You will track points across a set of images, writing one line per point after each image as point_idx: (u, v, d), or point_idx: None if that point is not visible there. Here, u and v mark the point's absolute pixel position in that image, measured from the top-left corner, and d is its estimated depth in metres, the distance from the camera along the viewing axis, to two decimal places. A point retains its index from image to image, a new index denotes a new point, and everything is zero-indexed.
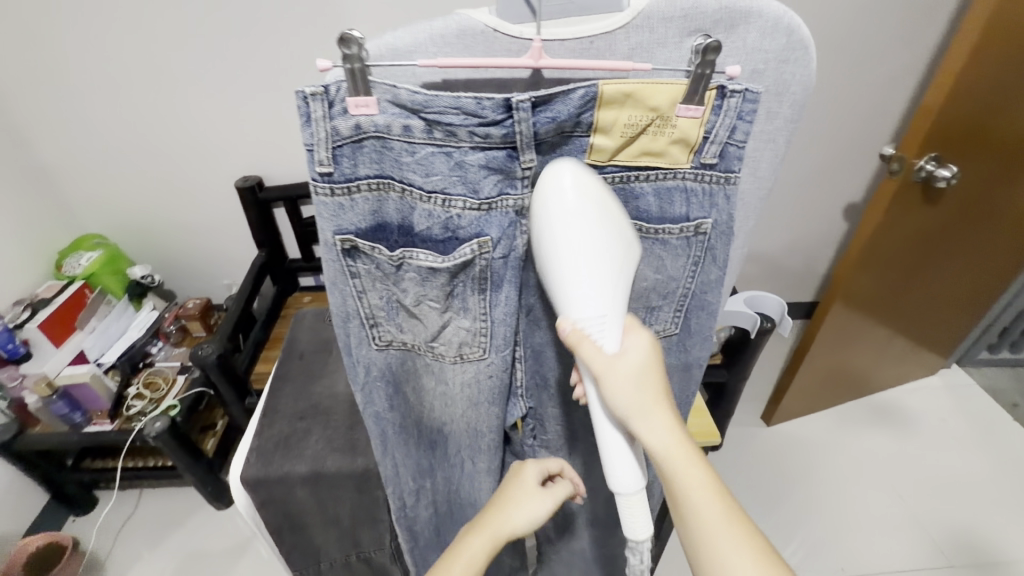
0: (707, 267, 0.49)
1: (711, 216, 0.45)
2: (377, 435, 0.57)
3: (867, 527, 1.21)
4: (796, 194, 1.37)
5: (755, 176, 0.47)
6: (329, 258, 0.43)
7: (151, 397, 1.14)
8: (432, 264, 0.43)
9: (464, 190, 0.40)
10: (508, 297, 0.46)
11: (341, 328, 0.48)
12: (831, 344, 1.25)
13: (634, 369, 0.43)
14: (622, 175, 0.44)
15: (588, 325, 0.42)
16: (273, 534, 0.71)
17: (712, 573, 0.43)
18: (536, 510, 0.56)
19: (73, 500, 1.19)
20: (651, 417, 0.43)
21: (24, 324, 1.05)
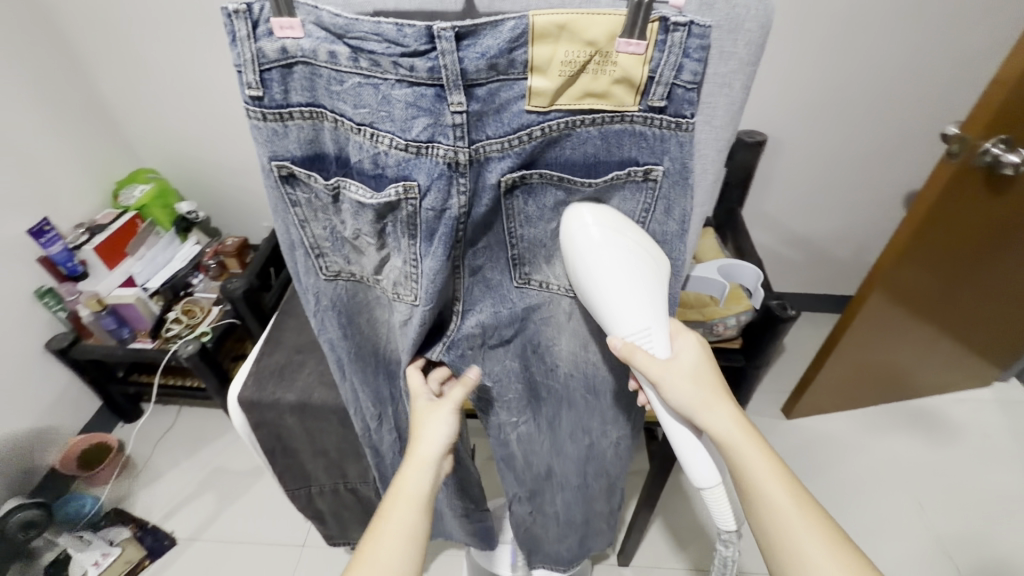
0: (657, 215, 0.51)
1: (662, 163, 0.47)
2: (334, 360, 0.63)
3: (880, 533, 1.15)
4: (846, 176, 1.26)
5: (710, 126, 0.47)
6: (270, 185, 0.48)
7: (188, 323, 1.24)
8: (361, 199, 0.47)
9: (392, 128, 0.43)
10: (436, 253, 0.48)
11: (290, 257, 0.55)
12: (863, 340, 1.17)
13: (688, 371, 0.53)
14: (568, 121, 0.45)
15: (637, 339, 0.50)
16: (266, 455, 0.76)
17: (781, 548, 0.50)
18: (444, 427, 0.57)
19: (120, 408, 1.33)
20: (713, 409, 0.52)
21: (82, 245, 1.16)
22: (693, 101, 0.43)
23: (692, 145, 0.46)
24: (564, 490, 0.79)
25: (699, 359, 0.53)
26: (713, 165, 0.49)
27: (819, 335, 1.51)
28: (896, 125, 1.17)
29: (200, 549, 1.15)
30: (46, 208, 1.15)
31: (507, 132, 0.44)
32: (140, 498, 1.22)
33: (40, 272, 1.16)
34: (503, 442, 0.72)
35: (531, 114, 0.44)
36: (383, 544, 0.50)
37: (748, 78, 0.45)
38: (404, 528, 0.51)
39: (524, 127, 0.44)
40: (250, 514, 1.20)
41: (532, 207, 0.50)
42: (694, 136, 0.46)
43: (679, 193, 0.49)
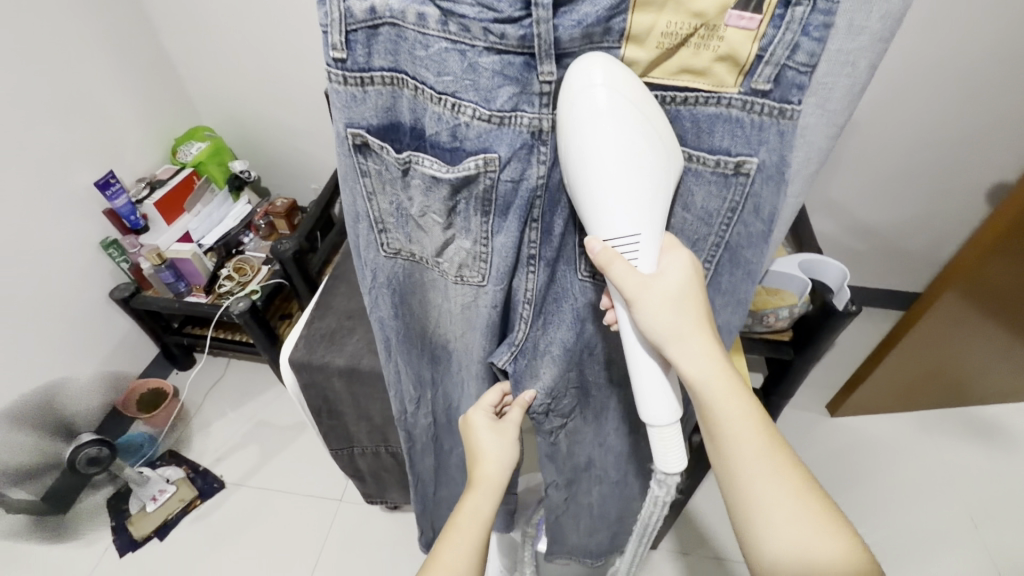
0: (744, 213, 0.47)
1: (757, 155, 0.43)
2: (382, 339, 0.62)
3: (923, 541, 1.11)
4: (927, 163, 1.17)
5: (823, 109, 0.44)
6: (343, 153, 0.47)
7: (239, 281, 1.28)
8: (435, 173, 0.45)
9: (475, 97, 0.41)
10: (510, 230, 0.48)
11: (353, 230, 0.53)
12: (929, 341, 1.10)
13: (671, 294, 0.46)
14: (659, 96, 0.44)
15: (621, 244, 0.44)
16: (313, 414, 0.79)
17: (750, 501, 0.47)
18: (508, 450, 0.62)
19: (175, 357, 1.40)
20: (688, 342, 0.46)
21: (143, 200, 1.21)
22: (803, 86, 0.39)
23: (793, 136, 0.42)
24: (601, 482, 0.78)
25: (685, 284, 0.46)
26: (818, 154, 0.46)
27: (876, 332, 1.43)
28: (994, 111, 1.06)
29: (245, 495, 1.21)
30: (110, 160, 1.20)
31: None
32: (192, 442, 1.30)
33: (104, 223, 1.21)
34: (551, 442, 0.71)
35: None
36: (452, 552, 0.55)
37: (876, 56, 0.41)
38: (471, 538, 0.56)
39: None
40: (291, 467, 1.26)
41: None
42: (797, 125, 0.41)
43: (771, 190, 0.45)
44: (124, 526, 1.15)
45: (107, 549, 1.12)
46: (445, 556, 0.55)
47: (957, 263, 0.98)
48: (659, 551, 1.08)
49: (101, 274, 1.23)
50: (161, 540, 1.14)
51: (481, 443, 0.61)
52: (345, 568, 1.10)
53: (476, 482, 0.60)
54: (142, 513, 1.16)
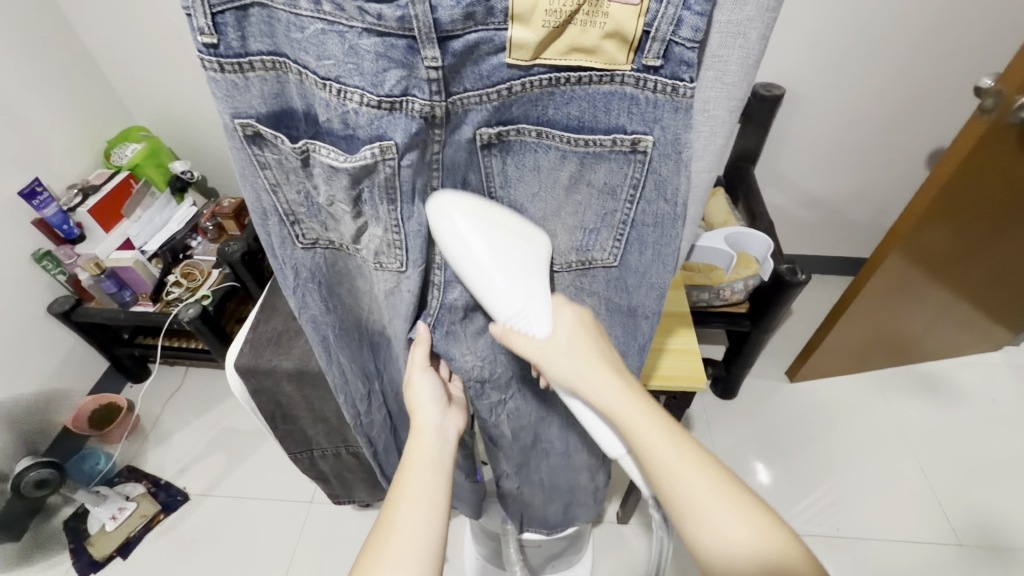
0: (646, 191, 0.48)
1: (652, 133, 0.44)
2: (317, 337, 0.61)
3: (879, 494, 1.16)
4: (868, 133, 1.20)
5: (721, 82, 0.44)
6: (235, 146, 0.44)
7: (188, 287, 1.22)
8: (334, 162, 0.43)
9: (362, 83, 0.39)
10: (420, 214, 0.47)
11: (262, 228, 0.51)
12: (874, 304, 1.14)
13: (567, 345, 0.48)
14: (552, 77, 0.41)
15: (515, 322, 0.48)
16: (266, 420, 0.76)
17: (698, 535, 0.44)
18: (431, 393, 0.60)
19: (128, 370, 1.35)
20: (593, 380, 0.48)
21: (77, 207, 1.15)
22: (691, 63, 0.40)
23: (688, 112, 0.43)
24: (549, 456, 0.79)
25: (576, 334, 0.49)
26: (723, 129, 0.46)
27: (828, 299, 1.48)
28: (927, 75, 1.09)
29: (211, 504, 1.18)
30: (38, 168, 1.13)
31: (486, 85, 0.41)
32: (152, 455, 1.26)
33: (36, 236, 1.14)
34: (495, 421, 0.71)
35: (513, 68, 0.40)
36: (410, 505, 0.50)
37: (765, 27, 0.41)
38: (431, 490, 0.51)
39: (502, 82, 0.41)
40: (259, 473, 1.23)
41: (512, 166, 0.48)
42: (691, 103, 0.42)
43: (671, 168, 0.46)
44: (84, 547, 1.11)
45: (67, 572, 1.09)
46: (404, 512, 0.49)
47: (896, 229, 1.01)
48: (631, 525, 1.10)
49: (38, 289, 1.16)
50: (125, 559, 1.11)
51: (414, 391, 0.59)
52: (320, 569, 1.09)
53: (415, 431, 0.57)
54: (102, 533, 1.11)
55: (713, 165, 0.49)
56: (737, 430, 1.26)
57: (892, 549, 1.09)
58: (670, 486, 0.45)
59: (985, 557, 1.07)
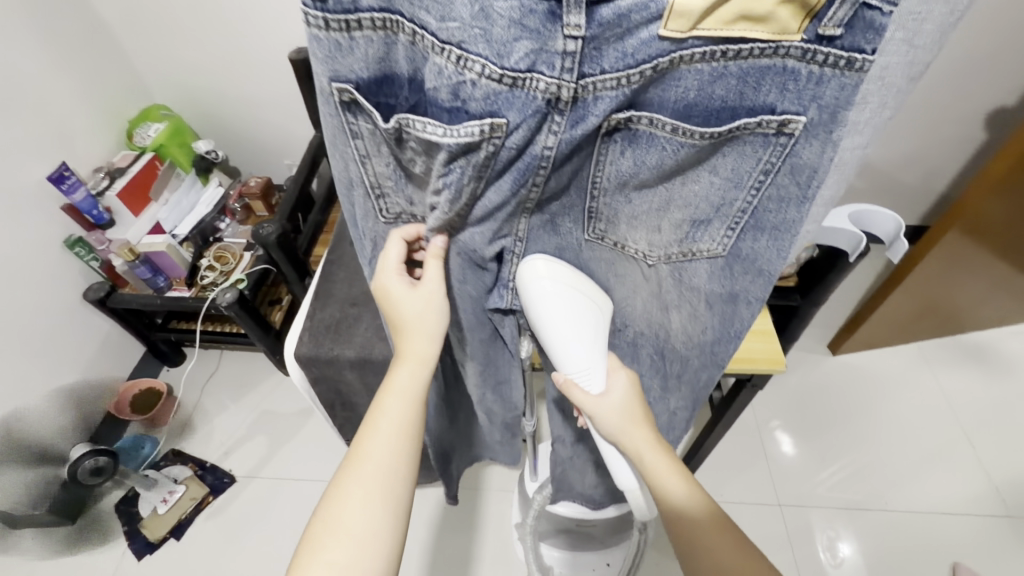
0: (778, 176, 0.43)
1: (806, 113, 0.38)
2: None
3: (925, 467, 1.15)
4: (924, 94, 1.13)
5: (907, 45, 0.38)
6: (330, 112, 0.42)
7: (222, 271, 1.20)
8: (432, 137, 0.39)
9: (486, 51, 0.35)
10: (500, 189, 0.44)
11: (347, 196, 0.50)
12: (930, 275, 1.12)
13: (617, 404, 0.53)
14: (706, 51, 0.36)
15: (577, 376, 0.52)
16: (326, 407, 0.75)
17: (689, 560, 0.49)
18: (432, 305, 0.52)
19: (164, 355, 1.34)
20: (633, 434, 0.53)
21: (104, 192, 1.12)
22: (881, 30, 0.34)
23: (854, 91, 0.37)
24: None
25: (626, 397, 0.54)
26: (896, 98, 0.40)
27: (872, 269, 1.43)
28: (996, 30, 1.02)
29: (258, 486, 1.20)
30: (63, 151, 1.09)
31: (628, 65, 0.36)
32: (195, 436, 1.26)
33: (65, 221, 1.12)
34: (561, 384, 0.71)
35: (665, 41, 0.36)
36: (373, 448, 0.48)
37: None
38: (391, 437, 0.49)
39: (649, 59, 0.36)
40: (302, 455, 1.24)
41: (628, 159, 0.44)
42: (862, 78, 0.36)
43: (814, 151, 0.40)
44: (138, 530, 1.13)
45: (125, 552, 1.10)
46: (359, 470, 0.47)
47: (964, 200, 1.00)
48: None
49: (72, 274, 1.15)
50: (178, 540, 1.13)
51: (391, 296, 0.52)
52: None
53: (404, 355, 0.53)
54: (154, 516, 1.14)
55: (872, 140, 0.42)
56: (777, 404, 1.25)
57: (941, 522, 1.08)
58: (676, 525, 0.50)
59: None
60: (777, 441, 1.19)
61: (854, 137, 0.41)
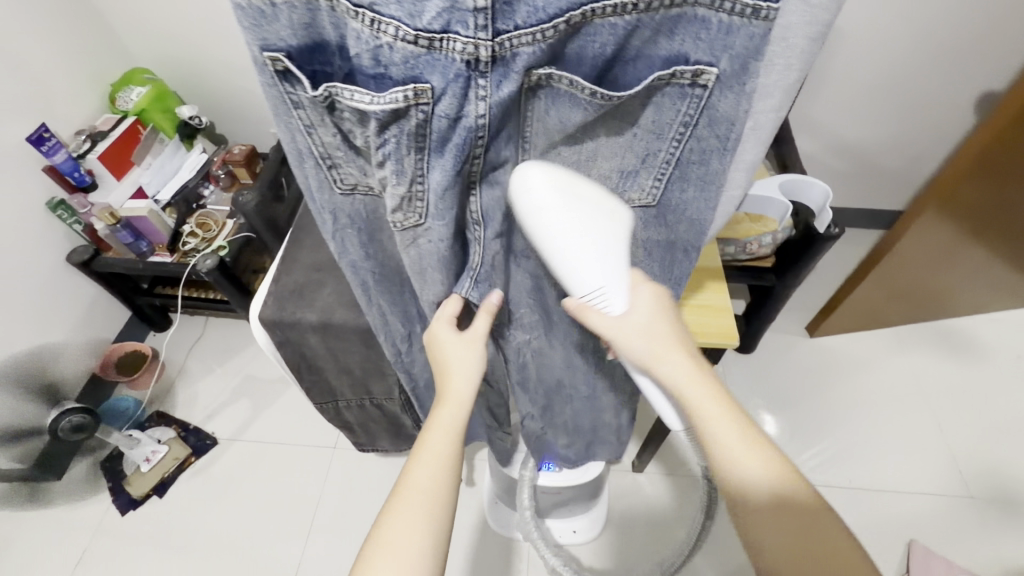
0: (699, 127, 0.46)
1: (718, 64, 0.41)
2: (358, 281, 0.59)
3: (891, 449, 1.17)
4: (912, 75, 1.11)
5: (807, 6, 0.40)
6: (266, 82, 0.41)
7: (204, 238, 1.21)
8: (361, 105, 0.39)
9: (398, 12, 0.35)
10: (443, 167, 0.43)
11: (301, 170, 0.49)
12: (906, 258, 1.13)
13: (641, 325, 0.53)
14: (618, 3, 0.37)
15: (593, 299, 0.52)
16: (292, 370, 0.77)
17: (735, 489, 0.49)
18: (471, 365, 0.56)
19: (150, 319, 1.36)
20: (668, 360, 0.53)
21: (86, 155, 1.12)
22: None
23: (762, 39, 0.39)
24: (572, 400, 0.77)
25: (650, 315, 0.53)
26: (801, 60, 0.43)
27: (854, 254, 1.43)
28: (988, 11, 0.99)
29: (239, 449, 1.23)
30: (43, 113, 1.09)
31: (541, 21, 0.36)
32: (179, 399, 1.30)
33: (46, 183, 1.12)
34: (520, 363, 0.70)
35: None
36: (420, 475, 0.50)
37: None
38: (438, 469, 0.50)
39: (561, 14, 0.36)
40: (283, 420, 1.26)
41: (554, 117, 0.44)
42: (769, 28, 0.39)
43: (730, 102, 0.43)
44: (122, 487, 1.17)
45: (109, 508, 1.15)
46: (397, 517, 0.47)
47: (940, 184, 1.00)
48: (645, 474, 1.15)
49: (55, 237, 1.16)
50: (161, 497, 1.16)
51: (441, 352, 0.56)
52: (345, 510, 1.14)
53: (446, 397, 0.55)
54: (137, 473, 1.17)
55: (781, 103, 0.46)
56: (751, 384, 1.26)
57: (902, 501, 1.11)
58: (722, 457, 0.49)
59: (996, 510, 1.09)
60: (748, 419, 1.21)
61: (764, 100, 0.46)
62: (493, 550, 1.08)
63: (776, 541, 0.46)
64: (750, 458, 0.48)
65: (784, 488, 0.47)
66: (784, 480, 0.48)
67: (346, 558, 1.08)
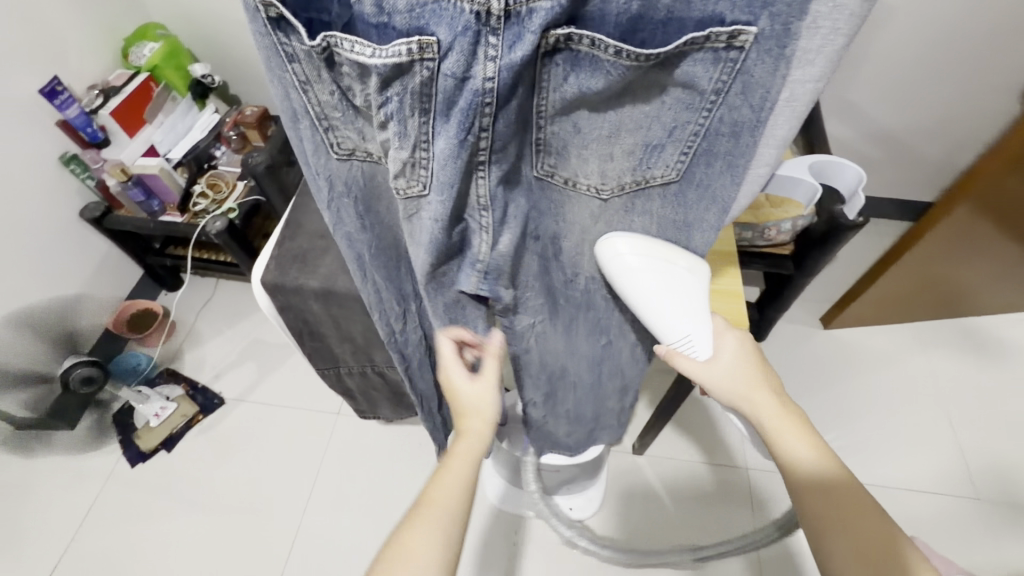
0: (731, 96, 0.42)
1: (757, 23, 0.38)
2: (352, 255, 0.57)
3: (899, 445, 1.15)
4: (957, 57, 1.05)
5: None
6: (259, 31, 0.40)
7: (214, 199, 1.20)
8: (361, 58, 0.37)
9: None
10: (448, 132, 0.40)
11: (295, 131, 0.48)
12: (932, 252, 1.08)
13: (730, 364, 0.55)
14: None
15: (681, 345, 0.55)
16: (294, 335, 0.77)
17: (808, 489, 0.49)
18: (489, 404, 0.61)
19: (162, 278, 1.38)
20: (755, 393, 0.53)
21: (98, 110, 1.11)
22: None
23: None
24: (577, 386, 0.76)
25: (740, 357, 0.55)
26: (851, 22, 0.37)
27: (878, 245, 1.38)
28: None
29: (245, 409, 1.25)
30: (56, 65, 1.08)
31: None
32: (189, 357, 1.32)
33: (60, 137, 1.12)
34: (522, 345, 0.67)
35: None
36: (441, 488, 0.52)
37: None
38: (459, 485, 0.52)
39: None
40: (289, 384, 1.28)
41: (572, 84, 0.41)
42: None
43: (767, 68, 0.40)
44: (132, 439, 1.20)
45: (119, 460, 1.18)
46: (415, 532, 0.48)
47: (976, 175, 0.95)
48: (645, 456, 1.15)
49: (69, 192, 1.16)
50: (169, 452, 1.19)
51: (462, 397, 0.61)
52: (347, 474, 1.16)
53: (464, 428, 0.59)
54: (147, 428, 1.20)
55: (825, 73, 0.39)
56: None
57: (905, 498, 1.09)
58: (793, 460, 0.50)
59: (1002, 513, 1.06)
60: None
61: (803, 68, 0.39)
62: (489, 521, 1.09)
63: (844, 545, 0.46)
64: (805, 444, 0.50)
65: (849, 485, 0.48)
66: (827, 457, 0.50)
67: (345, 520, 1.11)
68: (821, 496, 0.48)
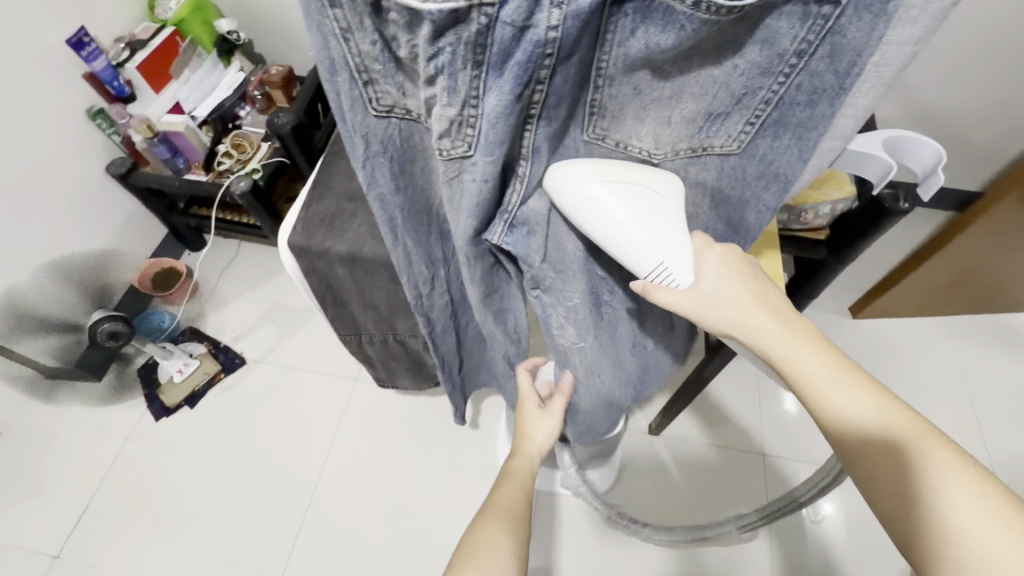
0: (815, 59, 0.40)
1: None
2: (384, 218, 0.55)
3: None
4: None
5: None
6: None
7: (239, 159, 1.19)
8: (411, 3, 0.34)
9: None
10: (501, 87, 0.38)
11: (330, 83, 0.44)
12: (974, 244, 1.04)
13: (722, 286, 0.49)
14: None
15: (656, 278, 0.48)
16: (318, 300, 0.76)
17: (839, 426, 0.44)
18: (549, 430, 0.69)
19: (186, 238, 1.38)
20: (754, 315, 0.48)
21: (124, 64, 1.10)
22: None
23: None
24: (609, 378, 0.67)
25: (730, 278, 0.49)
26: None
27: (915, 234, 1.33)
28: None
29: (265, 370, 1.27)
30: (84, 16, 1.07)
31: None
32: (211, 318, 1.33)
33: (86, 91, 1.11)
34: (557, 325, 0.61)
35: None
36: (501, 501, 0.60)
37: None
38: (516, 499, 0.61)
39: None
40: (308, 348, 1.29)
41: (639, 40, 0.38)
42: None
43: (863, 27, 0.38)
44: (156, 395, 1.23)
45: (143, 413, 1.21)
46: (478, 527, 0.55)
47: None
48: (660, 438, 1.15)
49: (95, 147, 1.16)
50: (191, 408, 1.22)
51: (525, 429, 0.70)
52: (363, 439, 1.18)
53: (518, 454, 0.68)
54: (170, 384, 1.23)
55: (924, 36, 0.38)
56: None
57: None
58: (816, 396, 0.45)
59: None
60: (774, 395, 1.17)
61: (902, 27, 0.38)
62: None
63: (888, 482, 0.41)
64: (826, 374, 0.45)
65: (884, 416, 0.42)
66: (854, 386, 0.44)
67: (361, 483, 1.13)
68: (861, 439, 0.43)
